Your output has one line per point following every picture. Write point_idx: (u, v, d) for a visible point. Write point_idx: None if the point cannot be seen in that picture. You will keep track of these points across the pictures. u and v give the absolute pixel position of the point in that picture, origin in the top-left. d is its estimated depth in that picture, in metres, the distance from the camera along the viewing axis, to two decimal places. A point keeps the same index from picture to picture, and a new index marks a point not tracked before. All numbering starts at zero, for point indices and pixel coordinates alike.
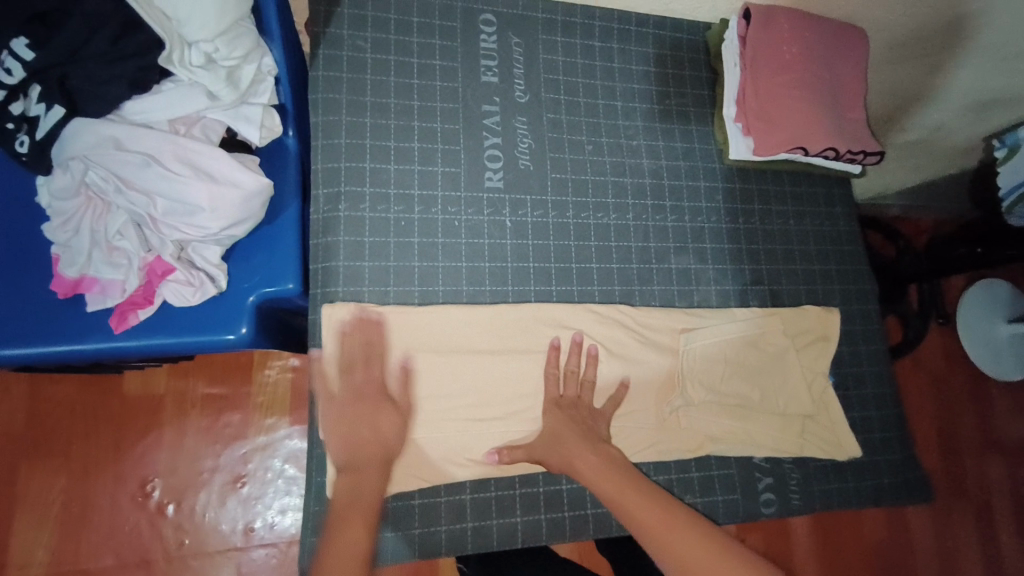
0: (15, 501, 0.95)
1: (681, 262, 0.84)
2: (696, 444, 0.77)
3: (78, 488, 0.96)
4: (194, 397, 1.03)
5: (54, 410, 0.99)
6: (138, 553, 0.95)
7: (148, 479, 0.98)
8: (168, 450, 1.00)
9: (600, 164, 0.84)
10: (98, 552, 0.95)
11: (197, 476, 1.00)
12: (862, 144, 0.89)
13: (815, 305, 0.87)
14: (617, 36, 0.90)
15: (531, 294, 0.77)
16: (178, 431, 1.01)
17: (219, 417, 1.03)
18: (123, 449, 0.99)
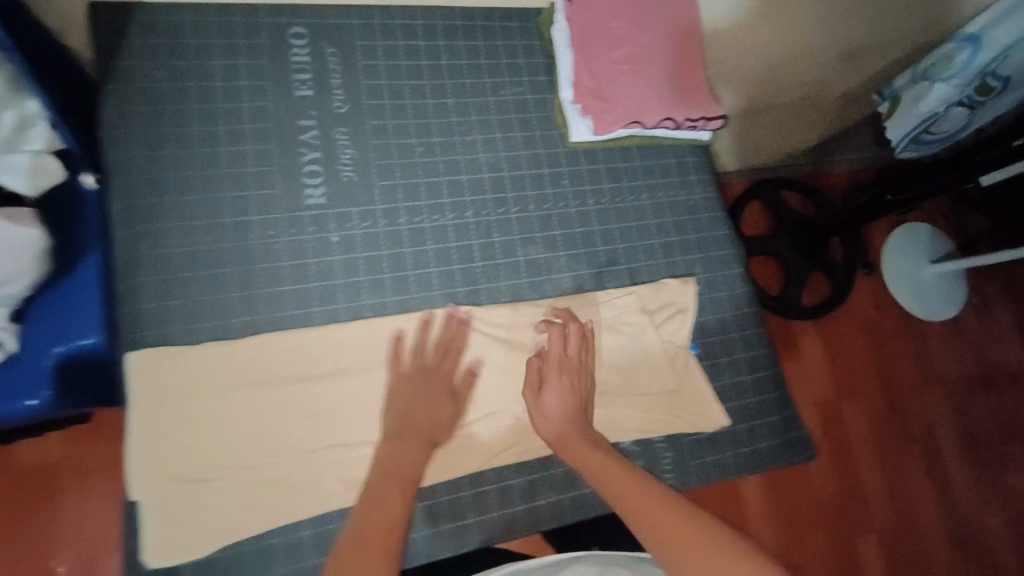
0: None
1: (529, 253, 0.82)
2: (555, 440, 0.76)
3: None
4: (96, 457, 0.96)
5: None
6: None
7: (53, 556, 0.91)
8: (75, 519, 0.93)
9: (432, 165, 0.82)
10: None
11: (108, 541, 0.93)
12: (701, 110, 0.89)
13: (673, 276, 0.87)
14: (441, 31, 0.87)
15: (365, 309, 0.74)
16: (81, 497, 0.94)
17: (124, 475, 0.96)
18: (20, 528, 0.91)
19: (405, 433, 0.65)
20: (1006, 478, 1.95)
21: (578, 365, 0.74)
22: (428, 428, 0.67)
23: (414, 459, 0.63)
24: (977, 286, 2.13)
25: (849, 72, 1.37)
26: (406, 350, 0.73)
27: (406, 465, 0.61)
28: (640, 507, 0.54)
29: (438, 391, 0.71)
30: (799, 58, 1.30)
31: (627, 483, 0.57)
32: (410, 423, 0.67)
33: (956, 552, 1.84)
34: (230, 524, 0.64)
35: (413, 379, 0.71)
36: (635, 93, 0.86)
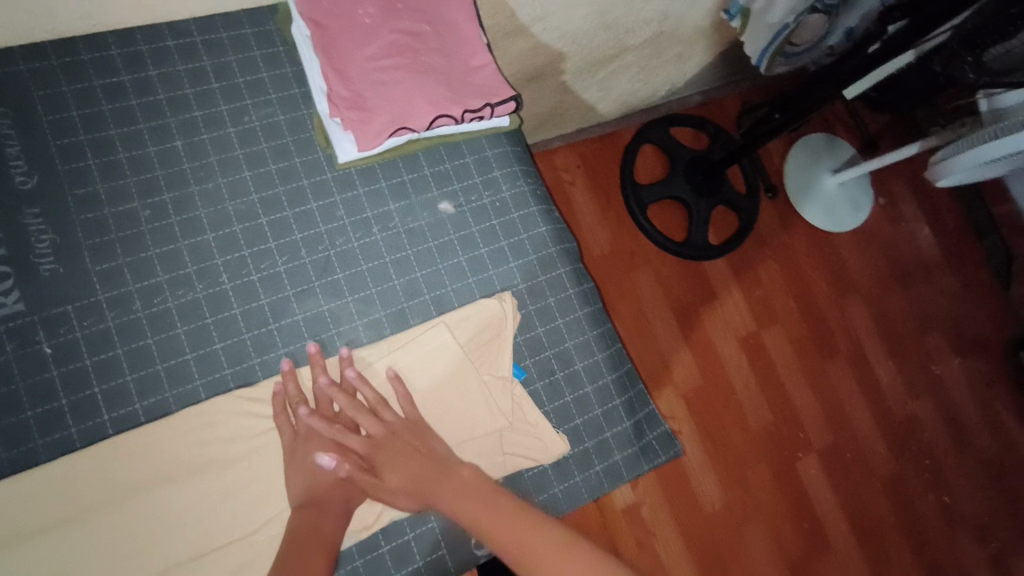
0: None
1: (308, 307, 0.70)
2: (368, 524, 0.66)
3: None
4: None
5: None
6: None
7: None
8: None
9: (164, 230, 0.68)
10: None
11: None
12: (484, 96, 0.76)
13: (487, 293, 0.77)
14: (149, 58, 0.71)
15: (107, 426, 0.62)
16: None
17: None
18: None
19: (320, 499, 0.63)
20: (934, 368, 1.97)
21: (495, 354, 0.75)
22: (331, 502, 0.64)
23: (333, 518, 0.63)
24: (882, 186, 2.09)
25: (660, 18, 1.30)
26: (171, 463, 0.62)
27: (323, 533, 0.61)
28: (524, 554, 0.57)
29: (344, 438, 0.66)
30: (623, 1, 1.17)
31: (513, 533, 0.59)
32: (317, 480, 0.64)
33: (896, 452, 1.87)
34: None
35: (309, 437, 0.65)
36: (398, 92, 0.72)
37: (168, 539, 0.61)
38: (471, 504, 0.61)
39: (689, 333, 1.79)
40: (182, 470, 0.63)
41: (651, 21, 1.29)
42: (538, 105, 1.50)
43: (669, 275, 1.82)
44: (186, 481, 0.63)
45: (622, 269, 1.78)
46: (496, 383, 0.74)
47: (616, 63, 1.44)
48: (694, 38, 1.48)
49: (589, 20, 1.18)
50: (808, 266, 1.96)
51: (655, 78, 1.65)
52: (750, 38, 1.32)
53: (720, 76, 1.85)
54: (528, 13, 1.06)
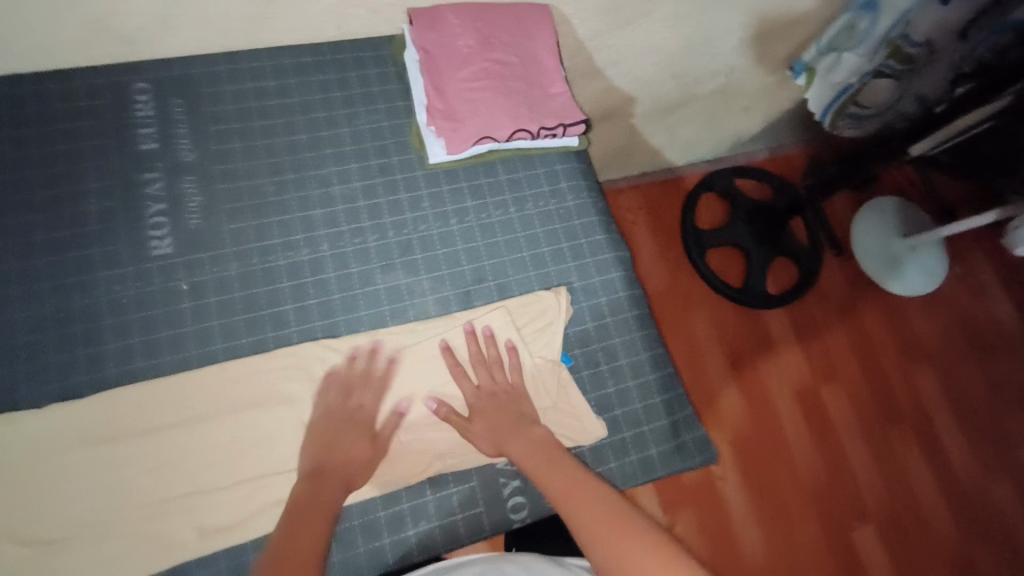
0: None
1: (389, 279, 0.82)
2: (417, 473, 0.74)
3: None
4: None
5: None
6: None
7: None
8: None
9: (283, 204, 0.83)
10: None
11: None
12: (557, 116, 0.88)
13: (544, 286, 0.85)
14: (291, 71, 0.89)
15: (218, 353, 0.75)
16: None
17: None
18: None
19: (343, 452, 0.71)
20: (1021, 453, 1.79)
21: (546, 342, 0.81)
22: (360, 452, 0.72)
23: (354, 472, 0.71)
24: (961, 253, 2.01)
25: (727, 70, 1.39)
26: (263, 392, 0.74)
27: (340, 468, 0.70)
28: (568, 497, 0.69)
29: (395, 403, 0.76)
30: (691, 53, 1.28)
31: (561, 479, 0.70)
32: (350, 437, 0.72)
33: (972, 539, 1.68)
34: None
35: (377, 387, 0.76)
36: (485, 108, 0.85)
37: (249, 454, 0.71)
38: (526, 451, 0.73)
39: (741, 378, 1.76)
40: (270, 399, 0.74)
41: (718, 72, 1.39)
42: (606, 147, 1.62)
43: (723, 318, 1.82)
44: (272, 408, 0.73)
45: (676, 306, 1.81)
46: (544, 367, 0.80)
47: (682, 110, 1.54)
48: (759, 92, 1.56)
49: (658, 68, 1.30)
50: (874, 324, 1.88)
51: (720, 129, 1.73)
52: (814, 95, 1.40)
53: (788, 132, 1.90)
54: (603, 57, 1.19)
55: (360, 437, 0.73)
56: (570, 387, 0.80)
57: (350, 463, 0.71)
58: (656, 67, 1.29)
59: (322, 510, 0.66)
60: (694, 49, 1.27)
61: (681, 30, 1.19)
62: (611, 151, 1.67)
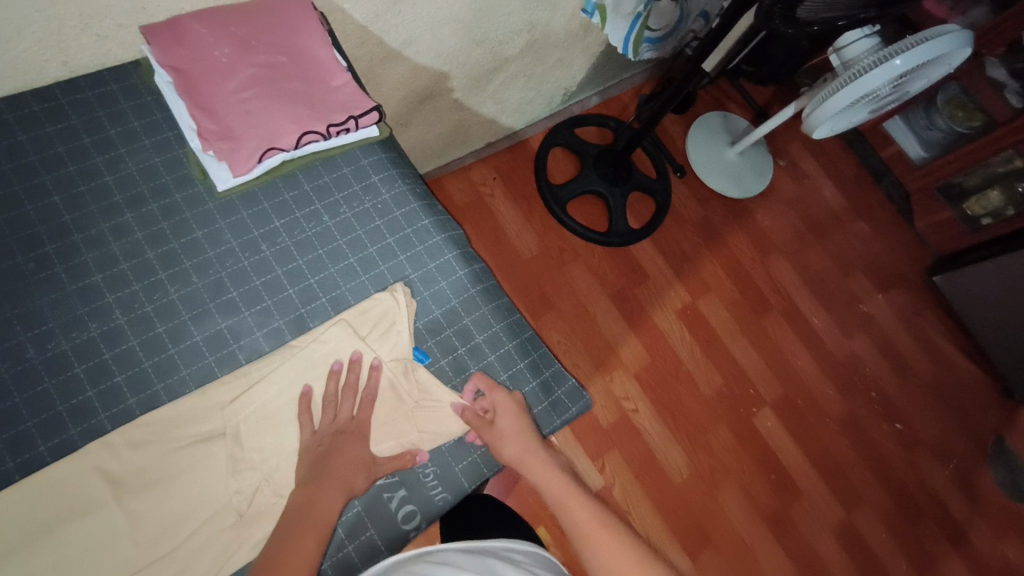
0: None
1: (206, 328, 0.74)
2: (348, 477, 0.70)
3: None
4: None
5: None
6: None
7: None
8: None
9: (50, 278, 0.71)
10: None
11: None
12: (345, 109, 0.83)
13: (382, 288, 0.82)
14: (17, 126, 0.76)
15: (11, 473, 0.63)
16: None
17: None
18: None
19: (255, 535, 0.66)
20: (865, 307, 2.05)
21: (396, 344, 0.78)
22: (348, 470, 0.70)
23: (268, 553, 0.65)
24: (781, 150, 2.22)
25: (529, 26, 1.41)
26: (83, 496, 0.64)
27: None
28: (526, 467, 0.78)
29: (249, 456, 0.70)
30: (486, 17, 1.27)
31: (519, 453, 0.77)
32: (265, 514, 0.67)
33: (845, 393, 1.92)
34: None
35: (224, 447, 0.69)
36: (262, 118, 0.78)
37: (86, 572, 0.62)
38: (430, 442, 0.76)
39: (630, 316, 1.85)
40: (94, 502, 0.64)
41: (519, 30, 1.39)
42: (437, 124, 1.57)
43: (600, 265, 1.89)
44: (101, 512, 0.64)
45: (554, 266, 1.85)
46: (402, 369, 0.78)
47: (501, 75, 1.54)
48: (569, 43, 1.60)
49: (459, 38, 1.28)
50: (729, 231, 2.05)
51: (546, 85, 1.76)
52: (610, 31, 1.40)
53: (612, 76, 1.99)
54: (395, 38, 1.15)
55: (345, 448, 0.72)
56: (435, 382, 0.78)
57: (337, 477, 0.69)
58: (456, 37, 1.26)
59: None
60: (488, 11, 1.25)
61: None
62: (446, 129, 1.63)
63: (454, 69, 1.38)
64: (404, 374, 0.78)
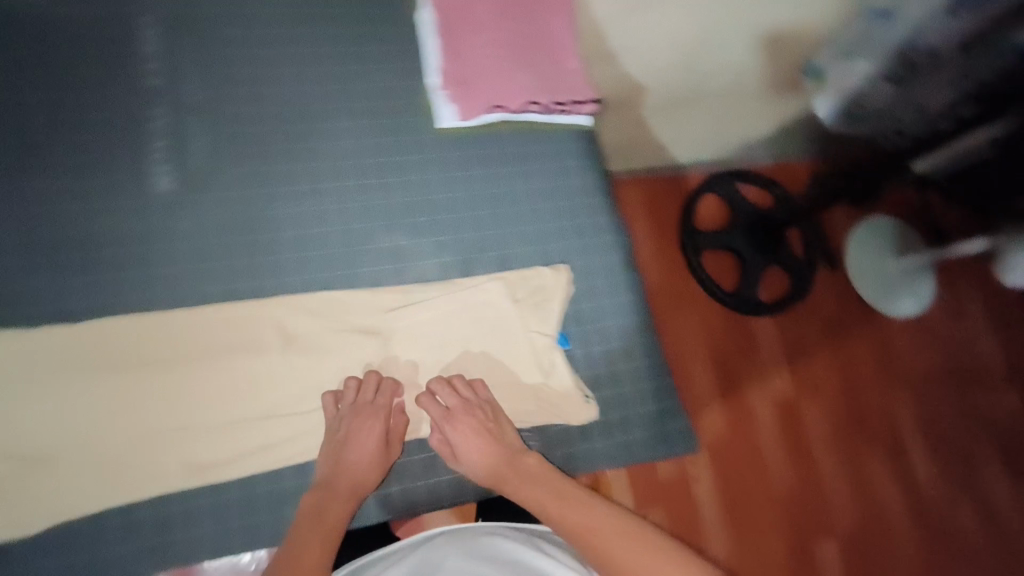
0: None
1: (390, 239, 0.81)
2: (357, 479, 0.68)
3: None
4: None
5: None
6: None
7: None
8: None
9: (288, 151, 0.81)
10: None
11: None
12: (572, 93, 0.88)
13: (547, 262, 0.86)
14: (303, 20, 0.87)
15: (213, 295, 0.74)
16: None
17: None
18: None
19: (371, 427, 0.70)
20: (982, 480, 1.81)
21: (543, 317, 0.82)
22: (359, 469, 0.68)
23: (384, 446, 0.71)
24: (951, 279, 2.02)
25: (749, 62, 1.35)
26: (258, 337, 0.73)
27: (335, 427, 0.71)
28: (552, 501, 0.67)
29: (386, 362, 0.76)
30: (708, 44, 1.27)
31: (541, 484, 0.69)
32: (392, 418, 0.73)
33: (930, 559, 1.69)
34: (55, 497, 0.64)
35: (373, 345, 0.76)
36: (500, 75, 0.85)
37: (240, 398, 0.71)
38: (542, 418, 0.78)
39: (725, 381, 1.76)
40: (264, 344, 0.73)
41: (738, 65, 1.34)
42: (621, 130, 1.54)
43: (714, 324, 1.82)
44: (266, 355, 0.73)
45: (668, 303, 1.79)
46: (539, 343, 0.81)
47: (698, 105, 1.50)
48: (771, 98, 1.56)
49: (674, 60, 1.29)
50: (858, 339, 1.90)
51: (730, 129, 1.72)
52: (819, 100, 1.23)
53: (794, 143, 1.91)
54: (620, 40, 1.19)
55: (357, 447, 0.69)
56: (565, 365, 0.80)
57: (343, 476, 0.68)
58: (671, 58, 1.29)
59: (416, 449, 0.71)
60: (710, 41, 1.26)
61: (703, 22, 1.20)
62: (626, 141, 1.59)
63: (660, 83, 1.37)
64: (541, 347, 0.81)
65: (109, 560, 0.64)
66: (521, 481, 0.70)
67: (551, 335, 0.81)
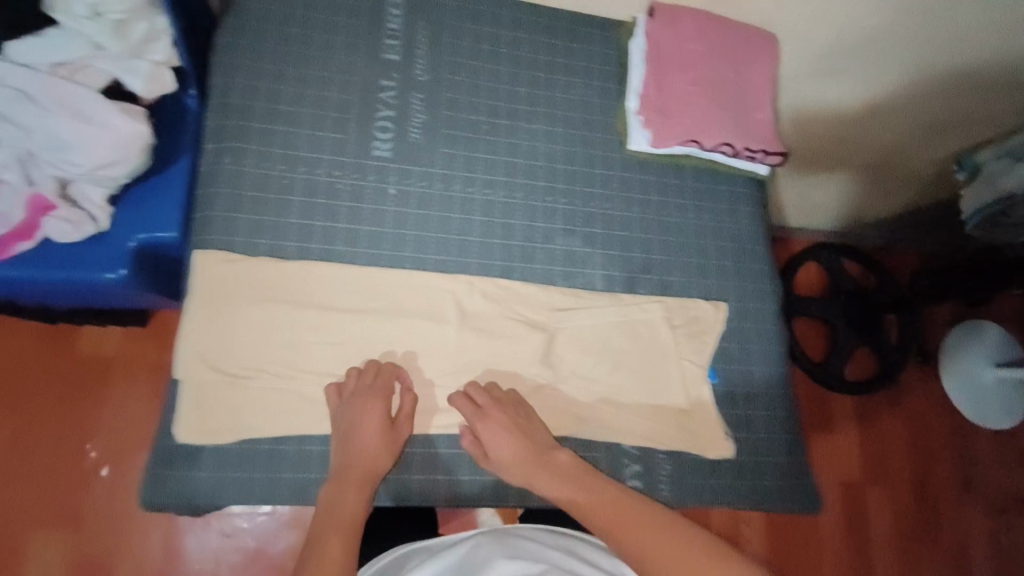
0: (23, 460, 1.07)
1: (567, 244, 0.85)
2: (369, 465, 0.68)
3: (24, 437, 1.08)
4: (142, 362, 1.14)
5: (13, 362, 1.11)
6: (71, 509, 1.07)
7: (86, 440, 1.09)
8: (113, 412, 1.11)
9: (493, 144, 0.85)
10: (37, 504, 1.06)
11: (133, 438, 1.11)
12: (761, 142, 0.91)
13: (706, 297, 0.88)
14: (526, 26, 0.90)
15: (406, 261, 0.79)
16: (122, 394, 1.12)
17: (158, 382, 1.13)
18: (71, 409, 1.10)
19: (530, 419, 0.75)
20: None
21: (696, 349, 0.85)
22: (369, 455, 0.69)
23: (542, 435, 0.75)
24: None
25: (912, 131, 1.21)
26: (439, 308, 0.78)
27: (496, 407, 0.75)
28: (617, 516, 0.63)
29: (547, 356, 0.81)
30: (880, 109, 1.14)
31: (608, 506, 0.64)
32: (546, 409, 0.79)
33: None
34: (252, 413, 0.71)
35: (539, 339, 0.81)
36: (698, 113, 0.88)
37: (416, 360, 0.77)
38: (679, 444, 0.81)
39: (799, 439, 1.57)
40: (443, 316, 0.78)
41: (904, 130, 1.20)
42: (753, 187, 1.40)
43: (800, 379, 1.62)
44: (443, 326, 0.78)
45: None
46: (689, 372, 0.84)
47: (845, 171, 1.35)
48: (927, 176, 1.38)
49: (838, 123, 1.18)
50: (954, 444, 1.65)
51: (869, 206, 1.52)
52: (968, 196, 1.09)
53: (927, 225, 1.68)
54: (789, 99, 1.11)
55: (362, 436, 0.69)
56: (710, 399, 0.83)
57: (355, 465, 0.68)
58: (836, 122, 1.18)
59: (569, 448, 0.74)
60: (882, 107, 1.14)
61: (883, 89, 1.09)
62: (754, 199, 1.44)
63: (812, 143, 1.24)
64: (690, 376, 0.84)
65: (285, 481, 0.70)
66: (554, 479, 0.69)
67: (700, 368, 0.84)
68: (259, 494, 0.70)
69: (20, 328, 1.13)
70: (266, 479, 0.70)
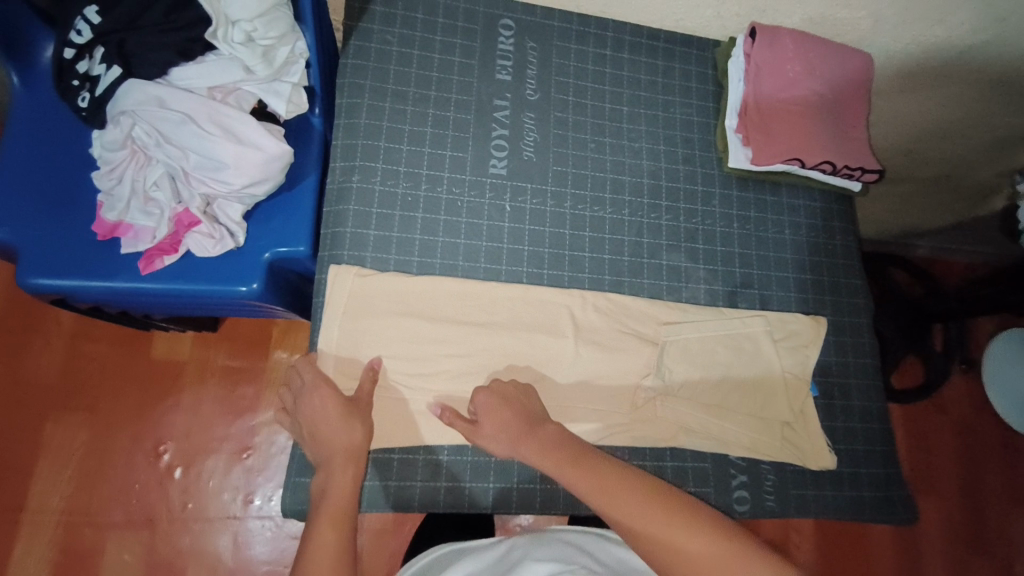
0: (101, 462, 1.09)
1: (672, 259, 0.87)
2: (344, 446, 0.68)
3: (102, 440, 1.10)
4: (216, 365, 1.17)
5: (89, 365, 1.13)
6: (145, 511, 1.08)
7: (161, 442, 1.11)
8: (185, 415, 1.13)
9: (601, 162, 0.88)
10: (111, 506, 1.08)
11: (208, 443, 1.13)
12: (861, 161, 0.90)
13: (805, 312, 0.91)
14: (628, 47, 0.93)
15: (523, 276, 0.82)
16: (196, 397, 1.14)
17: (235, 387, 1.16)
18: (146, 411, 1.12)
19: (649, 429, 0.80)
20: None
21: (797, 362, 0.87)
22: (335, 440, 0.69)
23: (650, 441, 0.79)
24: None
25: (985, 146, 1.20)
26: (554, 321, 0.81)
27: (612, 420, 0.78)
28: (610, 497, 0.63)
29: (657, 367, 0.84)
30: (961, 125, 1.12)
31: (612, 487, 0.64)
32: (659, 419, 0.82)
33: None
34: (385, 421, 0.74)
35: (649, 351, 0.84)
36: (799, 131, 0.88)
37: (536, 371, 0.80)
38: (783, 455, 0.84)
39: None
40: (559, 329, 0.81)
41: (977, 144, 1.19)
42: None
43: None
44: (560, 340, 0.81)
45: None
46: (791, 385, 0.86)
47: (911, 184, 1.33)
48: (991, 196, 1.37)
49: (917, 137, 1.17)
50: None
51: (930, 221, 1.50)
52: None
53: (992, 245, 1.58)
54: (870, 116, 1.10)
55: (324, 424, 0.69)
56: (813, 412, 0.86)
57: (333, 452, 0.68)
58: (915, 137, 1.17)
59: None
60: (962, 126, 1.13)
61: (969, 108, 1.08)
62: None
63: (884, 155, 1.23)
64: (793, 388, 0.86)
65: (418, 488, 0.74)
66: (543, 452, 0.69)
67: (802, 381, 0.87)
68: (391, 501, 0.73)
69: (98, 333, 1.15)
70: (395, 485, 0.74)
